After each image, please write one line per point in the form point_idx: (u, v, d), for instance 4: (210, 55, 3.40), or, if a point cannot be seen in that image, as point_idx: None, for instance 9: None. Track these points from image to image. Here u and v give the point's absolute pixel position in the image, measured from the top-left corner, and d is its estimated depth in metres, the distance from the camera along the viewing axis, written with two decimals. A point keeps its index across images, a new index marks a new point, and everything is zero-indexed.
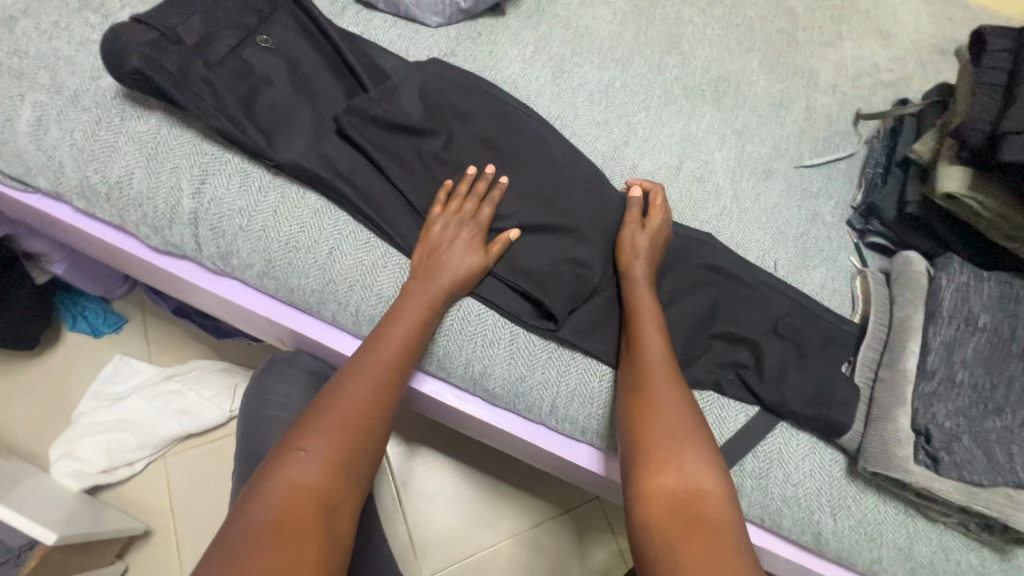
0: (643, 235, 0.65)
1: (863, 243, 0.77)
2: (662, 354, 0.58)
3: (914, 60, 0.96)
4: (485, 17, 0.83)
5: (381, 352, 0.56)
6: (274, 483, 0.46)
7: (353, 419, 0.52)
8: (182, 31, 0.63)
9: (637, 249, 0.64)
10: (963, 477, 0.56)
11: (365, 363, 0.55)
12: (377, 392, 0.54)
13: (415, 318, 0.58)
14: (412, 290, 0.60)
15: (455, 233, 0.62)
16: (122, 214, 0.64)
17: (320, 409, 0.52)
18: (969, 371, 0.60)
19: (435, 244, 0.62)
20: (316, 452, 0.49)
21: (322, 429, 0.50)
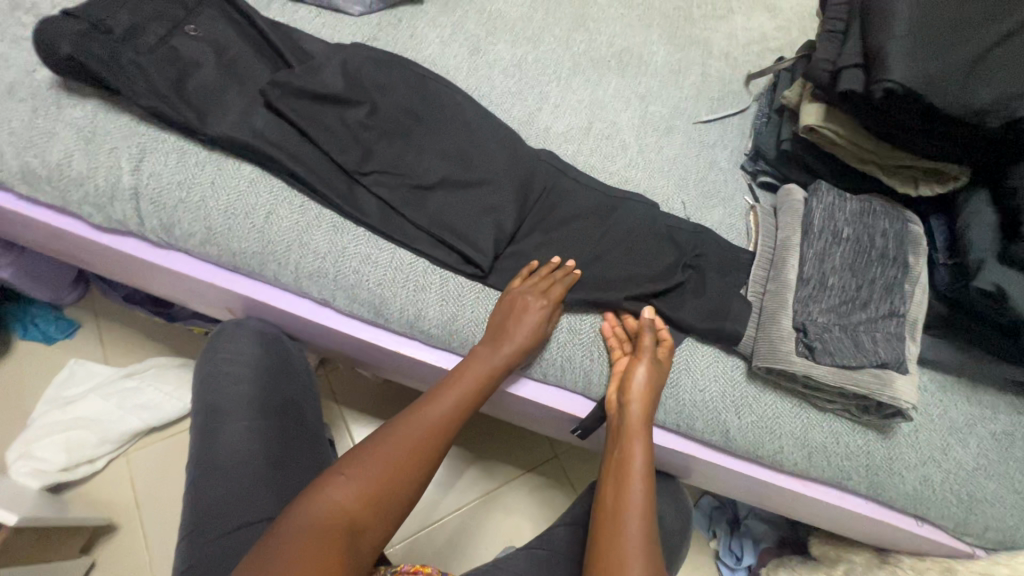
0: (648, 371, 0.66)
1: (755, 184, 0.86)
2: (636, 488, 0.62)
3: (796, 29, 1.09)
4: (405, 5, 0.91)
5: (436, 408, 0.63)
6: (317, 499, 0.54)
7: (400, 465, 0.59)
8: (111, 22, 0.68)
9: (637, 387, 0.65)
10: (836, 361, 0.65)
11: (424, 417, 0.62)
12: (425, 442, 0.61)
13: (472, 380, 0.65)
14: (474, 358, 0.66)
15: (528, 308, 0.67)
16: (64, 196, 0.68)
17: (374, 448, 0.59)
18: (838, 275, 0.70)
19: (506, 314, 0.67)
20: (356, 489, 0.56)
21: (368, 464, 0.58)
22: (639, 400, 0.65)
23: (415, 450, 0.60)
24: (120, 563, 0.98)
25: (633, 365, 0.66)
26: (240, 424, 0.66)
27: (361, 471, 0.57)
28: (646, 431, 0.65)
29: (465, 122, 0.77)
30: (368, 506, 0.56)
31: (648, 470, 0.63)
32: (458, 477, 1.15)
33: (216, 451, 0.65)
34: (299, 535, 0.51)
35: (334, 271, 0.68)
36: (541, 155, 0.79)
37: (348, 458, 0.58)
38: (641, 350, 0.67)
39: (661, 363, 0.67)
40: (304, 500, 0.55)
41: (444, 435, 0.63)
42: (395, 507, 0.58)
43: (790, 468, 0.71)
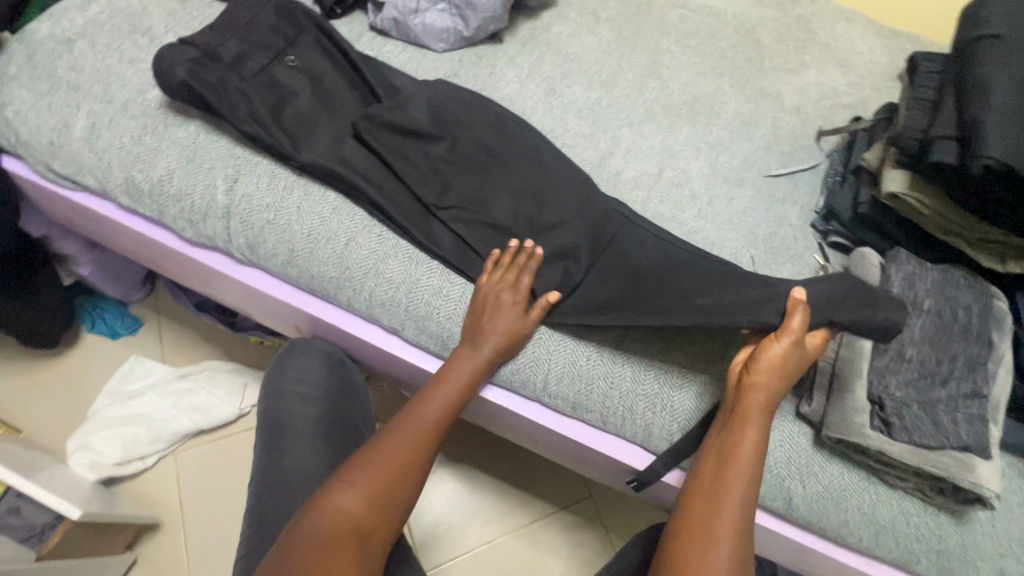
0: (787, 352, 0.60)
1: (826, 243, 0.85)
2: (743, 455, 0.60)
3: (869, 86, 1.08)
4: (485, 44, 0.94)
5: (424, 415, 0.64)
6: (322, 501, 0.56)
7: (395, 470, 0.60)
8: (222, 50, 0.73)
9: (763, 367, 0.61)
10: (913, 439, 0.63)
11: (414, 423, 0.64)
12: (416, 447, 0.62)
13: (456, 384, 0.66)
14: (454, 365, 0.67)
15: (504, 304, 0.67)
16: (161, 209, 0.72)
17: (367, 454, 0.61)
18: (917, 348, 0.68)
19: (481, 312, 0.67)
20: (358, 495, 0.57)
21: (363, 470, 0.59)
22: (772, 381, 0.61)
23: (409, 455, 0.62)
24: (160, 561, 1.00)
25: (766, 343, 0.61)
26: (304, 445, 0.68)
27: (358, 477, 0.58)
28: (767, 414, 0.61)
29: (540, 161, 0.78)
30: (372, 508, 0.57)
31: (759, 452, 0.60)
32: (492, 508, 1.14)
33: (281, 470, 0.66)
34: (309, 542, 0.52)
35: (407, 301, 0.70)
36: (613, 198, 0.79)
37: (343, 468, 0.59)
38: (785, 331, 0.60)
39: (799, 348, 0.61)
40: (308, 512, 0.56)
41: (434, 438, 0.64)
42: (396, 506, 0.59)
43: (854, 544, 0.68)
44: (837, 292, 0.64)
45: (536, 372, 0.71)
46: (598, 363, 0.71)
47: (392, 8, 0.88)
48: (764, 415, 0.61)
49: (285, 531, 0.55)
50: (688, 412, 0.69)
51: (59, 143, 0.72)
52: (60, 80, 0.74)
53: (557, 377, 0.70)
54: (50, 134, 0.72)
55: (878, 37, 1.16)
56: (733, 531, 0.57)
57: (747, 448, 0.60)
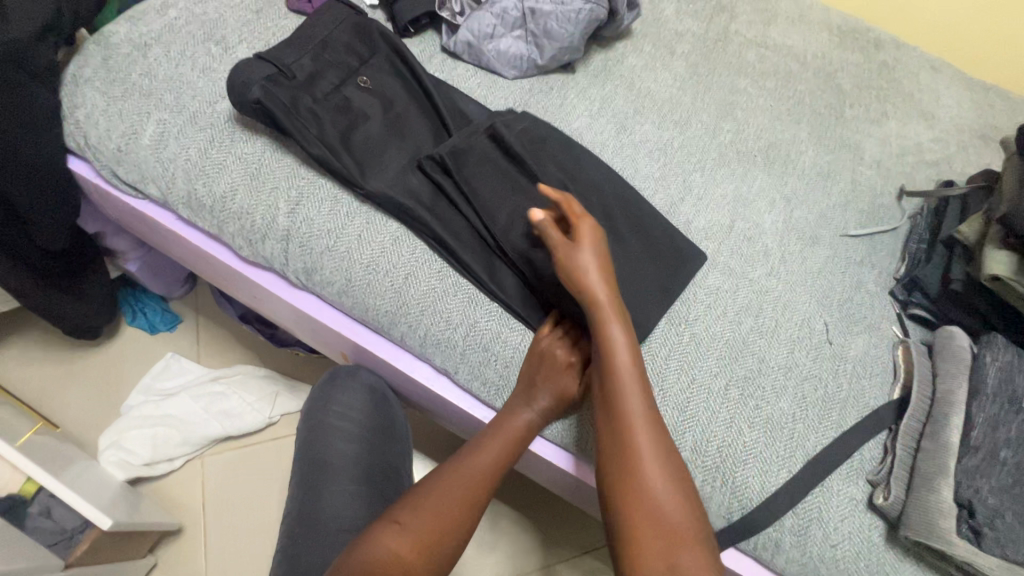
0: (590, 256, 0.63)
1: (905, 314, 0.79)
2: (624, 372, 0.59)
3: (956, 143, 1.02)
4: (557, 73, 0.91)
5: (477, 461, 0.63)
6: (368, 546, 0.55)
7: (444, 516, 0.58)
8: (296, 67, 0.71)
9: (588, 267, 0.62)
10: (1006, 554, 0.57)
11: (466, 469, 0.62)
12: (469, 495, 0.61)
13: (511, 433, 0.64)
14: (512, 416, 0.65)
15: (557, 365, 0.64)
16: (221, 225, 0.70)
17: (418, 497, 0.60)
18: (1013, 449, 0.62)
19: (535, 367, 0.64)
20: (409, 538, 0.56)
21: (414, 514, 0.58)
22: (589, 282, 0.62)
23: (460, 502, 0.60)
24: (179, 567, 0.99)
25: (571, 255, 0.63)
26: (346, 488, 0.65)
27: (409, 519, 0.57)
28: (619, 318, 0.61)
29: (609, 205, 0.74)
30: (422, 553, 0.55)
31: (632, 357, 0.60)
32: (514, 546, 1.10)
33: (319, 513, 0.63)
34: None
35: (463, 344, 0.67)
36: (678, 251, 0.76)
37: (395, 511, 0.58)
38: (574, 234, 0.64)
39: (582, 244, 0.63)
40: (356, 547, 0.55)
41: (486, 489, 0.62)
42: (444, 554, 0.57)
43: None
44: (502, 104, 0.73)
45: (590, 432, 0.67)
46: None
47: (467, 32, 0.85)
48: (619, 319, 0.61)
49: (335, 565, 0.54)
50: (751, 492, 0.65)
51: (126, 149, 0.71)
52: (133, 86, 0.73)
53: None
54: (119, 140, 0.71)
55: (967, 91, 1.09)
56: (652, 452, 0.56)
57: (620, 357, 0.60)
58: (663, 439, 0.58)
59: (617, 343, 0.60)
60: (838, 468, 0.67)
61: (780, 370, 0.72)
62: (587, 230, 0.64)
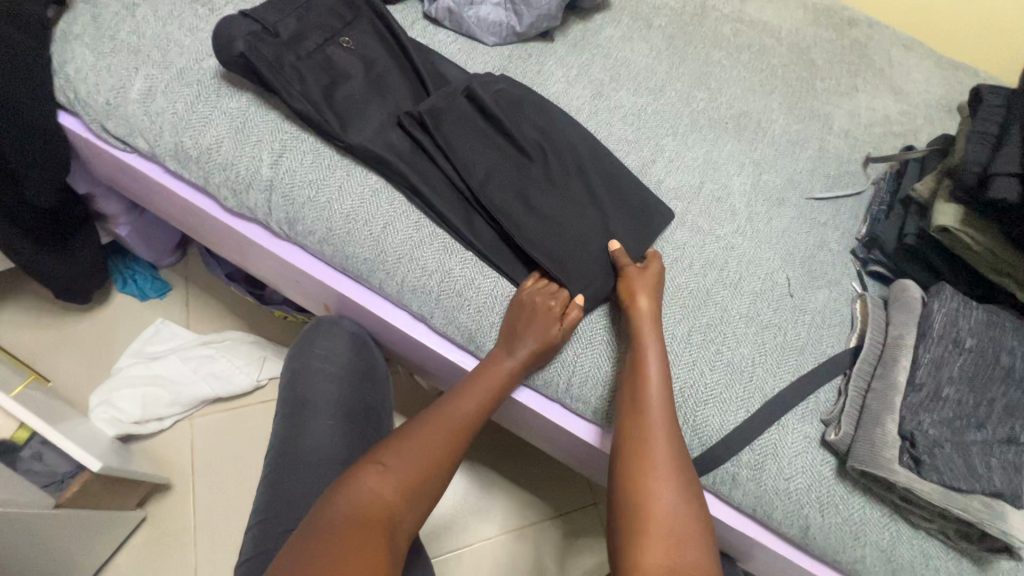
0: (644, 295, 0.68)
1: (865, 271, 0.83)
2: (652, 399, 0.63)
3: (923, 116, 1.05)
4: (536, 41, 0.94)
5: (459, 405, 0.66)
6: (354, 491, 0.57)
7: (429, 457, 0.62)
8: (280, 26, 0.73)
9: (641, 300, 0.68)
10: (944, 480, 0.61)
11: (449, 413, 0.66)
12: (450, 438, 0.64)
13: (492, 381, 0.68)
14: (490, 365, 0.67)
15: (542, 318, 0.66)
16: (207, 177, 0.73)
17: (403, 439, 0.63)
18: (955, 387, 0.66)
19: (517, 318, 0.67)
20: (394, 477, 0.59)
21: (397, 455, 0.61)
22: (643, 317, 0.67)
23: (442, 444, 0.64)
24: (169, 522, 1.01)
25: (633, 288, 0.69)
26: (328, 424, 0.70)
27: (395, 460, 0.60)
28: (658, 350, 0.66)
29: (580, 164, 0.77)
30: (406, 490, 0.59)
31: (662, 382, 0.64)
32: (496, 505, 1.13)
33: (300, 447, 0.68)
34: (352, 517, 0.55)
35: (438, 290, 0.70)
36: (651, 209, 0.77)
37: (378, 453, 0.62)
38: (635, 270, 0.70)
39: (641, 282, 0.69)
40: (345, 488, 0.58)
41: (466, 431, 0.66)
42: (428, 491, 0.61)
43: None
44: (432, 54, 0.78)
45: (559, 373, 0.70)
46: (623, 370, 0.69)
47: None
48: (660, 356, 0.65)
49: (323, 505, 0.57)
50: (711, 429, 0.69)
51: (114, 104, 0.73)
52: (122, 43, 0.76)
53: (582, 381, 0.70)
54: (108, 94, 0.74)
55: (936, 67, 1.13)
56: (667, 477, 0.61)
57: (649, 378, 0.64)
58: (680, 476, 0.62)
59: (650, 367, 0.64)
60: (794, 408, 0.70)
61: (742, 319, 0.75)
62: (658, 275, 0.71)
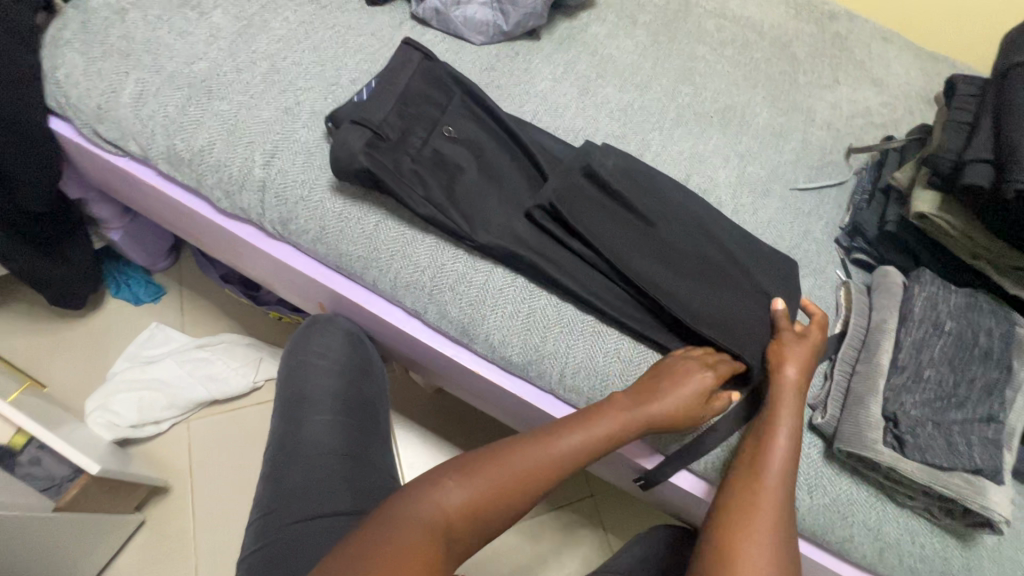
0: (793, 369, 0.66)
1: (849, 259, 0.85)
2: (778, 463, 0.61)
3: (903, 106, 1.08)
4: (523, 40, 0.95)
5: (574, 432, 0.62)
6: (425, 501, 0.54)
7: (517, 487, 0.58)
8: (385, 128, 0.73)
9: (791, 365, 0.66)
10: (926, 459, 0.63)
11: (558, 439, 0.61)
12: (548, 469, 0.59)
13: (617, 424, 0.63)
14: (613, 405, 0.64)
15: (680, 385, 0.64)
16: (200, 179, 0.74)
17: (498, 461, 0.59)
18: (935, 369, 0.68)
19: (660, 375, 0.66)
20: (467, 499, 0.55)
21: (475, 473, 0.57)
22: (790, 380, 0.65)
23: (540, 474, 0.59)
24: (168, 525, 1.02)
25: (786, 352, 0.67)
26: (323, 418, 0.71)
27: (479, 482, 0.57)
28: (797, 417, 0.64)
29: (696, 229, 0.74)
30: (474, 518, 0.55)
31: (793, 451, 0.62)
32: None
33: (297, 440, 0.69)
34: (415, 525, 0.52)
35: (431, 285, 0.71)
36: (785, 281, 0.75)
37: (465, 462, 0.59)
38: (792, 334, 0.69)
39: (801, 349, 0.67)
40: (420, 488, 0.56)
41: (566, 466, 0.61)
42: (498, 521, 0.57)
43: (858, 559, 0.68)
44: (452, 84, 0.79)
45: (553, 365, 0.71)
46: (615, 359, 0.71)
47: None
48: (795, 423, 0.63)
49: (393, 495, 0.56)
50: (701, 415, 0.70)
51: (105, 108, 0.74)
52: (111, 47, 0.77)
53: (576, 372, 0.71)
54: (99, 99, 0.74)
55: (915, 58, 1.15)
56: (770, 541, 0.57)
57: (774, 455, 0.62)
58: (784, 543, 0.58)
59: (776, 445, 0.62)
60: None
61: None
62: (817, 341, 0.69)
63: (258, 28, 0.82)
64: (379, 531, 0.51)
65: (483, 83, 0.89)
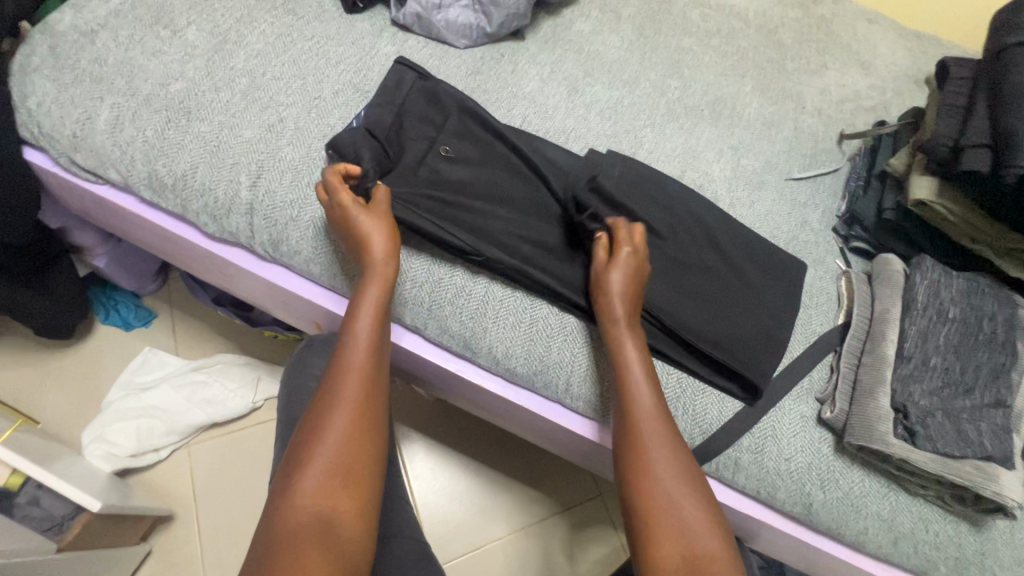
0: (624, 282, 0.65)
1: (847, 248, 0.84)
2: (637, 380, 0.62)
3: (893, 88, 1.07)
4: (507, 41, 0.93)
5: (353, 355, 0.60)
6: (286, 500, 0.51)
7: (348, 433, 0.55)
8: (384, 153, 0.72)
9: (612, 282, 0.64)
10: (938, 448, 0.63)
11: (345, 370, 0.59)
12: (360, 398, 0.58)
13: (374, 305, 0.63)
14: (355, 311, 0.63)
15: (371, 231, 0.64)
16: (184, 204, 0.71)
17: (312, 426, 0.55)
18: (941, 356, 0.68)
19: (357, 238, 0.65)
20: (319, 466, 0.53)
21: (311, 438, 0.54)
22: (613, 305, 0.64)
23: (353, 406, 0.57)
24: (174, 553, 1.00)
25: (603, 274, 0.65)
26: None
27: (317, 455, 0.53)
28: (629, 330, 0.64)
29: (685, 234, 0.75)
30: (342, 481, 0.53)
31: (641, 360, 0.63)
32: (503, 505, 1.13)
33: None
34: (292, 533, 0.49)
35: (431, 301, 0.70)
36: (784, 287, 0.76)
37: (293, 449, 0.54)
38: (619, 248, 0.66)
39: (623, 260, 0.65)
40: (274, 518, 0.50)
41: (374, 375, 0.61)
42: (370, 451, 0.56)
43: (874, 551, 0.68)
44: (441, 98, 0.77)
45: (559, 374, 0.70)
46: None
47: (415, 3, 0.87)
48: (626, 337, 0.64)
49: (248, 557, 0.49)
50: (711, 417, 0.70)
51: (81, 135, 0.72)
52: (83, 72, 0.74)
53: (583, 380, 0.70)
54: (74, 126, 0.72)
55: (901, 38, 1.14)
56: (662, 453, 0.58)
57: (634, 374, 0.62)
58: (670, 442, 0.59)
59: (631, 365, 0.63)
60: (790, 390, 0.72)
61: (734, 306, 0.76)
62: (627, 252, 0.66)
63: (234, 43, 0.80)
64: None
65: (469, 87, 0.87)
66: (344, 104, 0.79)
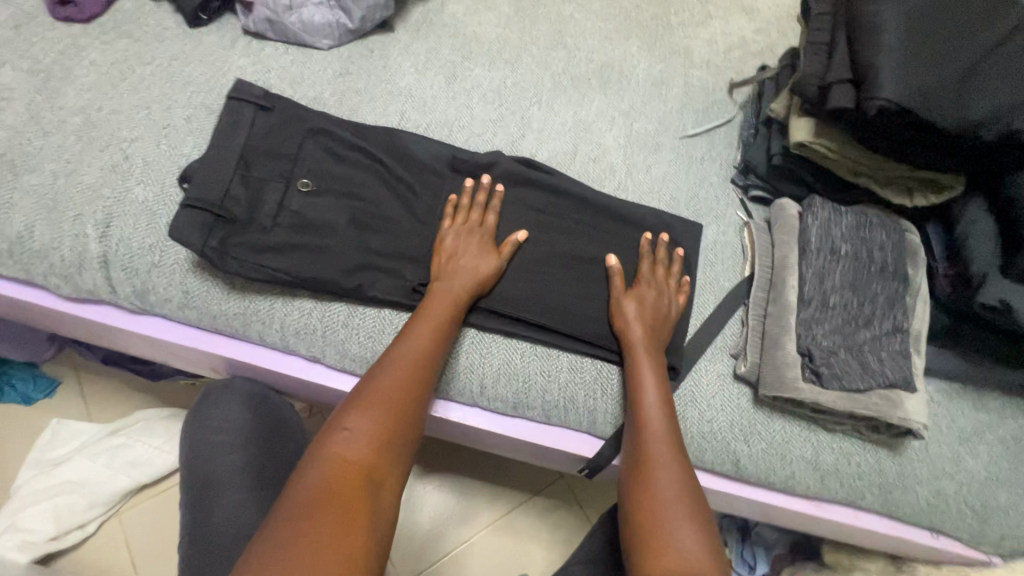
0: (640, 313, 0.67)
1: (747, 198, 0.84)
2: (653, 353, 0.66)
3: (776, 30, 1.07)
4: (375, 34, 0.88)
5: (412, 345, 0.60)
6: (325, 460, 0.51)
7: (390, 412, 0.55)
8: (230, 201, 0.65)
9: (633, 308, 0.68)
10: (843, 385, 0.64)
11: (399, 355, 0.59)
12: (414, 380, 0.58)
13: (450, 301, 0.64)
14: (427, 306, 0.63)
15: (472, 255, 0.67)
16: (28, 269, 0.65)
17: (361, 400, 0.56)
18: (839, 294, 0.69)
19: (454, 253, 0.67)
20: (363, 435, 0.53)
21: (363, 407, 0.55)
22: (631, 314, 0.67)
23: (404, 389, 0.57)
24: None
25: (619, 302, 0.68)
26: (234, 497, 0.69)
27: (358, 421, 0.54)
28: (647, 321, 0.67)
29: (581, 211, 0.74)
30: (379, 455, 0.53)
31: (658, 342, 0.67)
32: (465, 507, 1.11)
33: (213, 526, 0.67)
34: (321, 491, 0.49)
35: (322, 326, 0.66)
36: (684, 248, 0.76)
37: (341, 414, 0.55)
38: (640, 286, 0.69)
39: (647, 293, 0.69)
40: (308, 475, 0.50)
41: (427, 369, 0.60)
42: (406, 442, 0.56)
43: (804, 492, 0.70)
44: (303, 112, 0.73)
45: (470, 380, 0.68)
46: (532, 358, 0.69)
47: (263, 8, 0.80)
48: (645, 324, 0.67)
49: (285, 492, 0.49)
50: None
51: None
52: None
53: (495, 381, 0.68)
54: None
55: None
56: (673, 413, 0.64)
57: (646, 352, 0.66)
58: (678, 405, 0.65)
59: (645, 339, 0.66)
60: (704, 352, 0.72)
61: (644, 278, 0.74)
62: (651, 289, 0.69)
63: (59, 79, 0.72)
64: (283, 540, 0.45)
65: (338, 90, 0.81)
66: (198, 130, 0.72)
